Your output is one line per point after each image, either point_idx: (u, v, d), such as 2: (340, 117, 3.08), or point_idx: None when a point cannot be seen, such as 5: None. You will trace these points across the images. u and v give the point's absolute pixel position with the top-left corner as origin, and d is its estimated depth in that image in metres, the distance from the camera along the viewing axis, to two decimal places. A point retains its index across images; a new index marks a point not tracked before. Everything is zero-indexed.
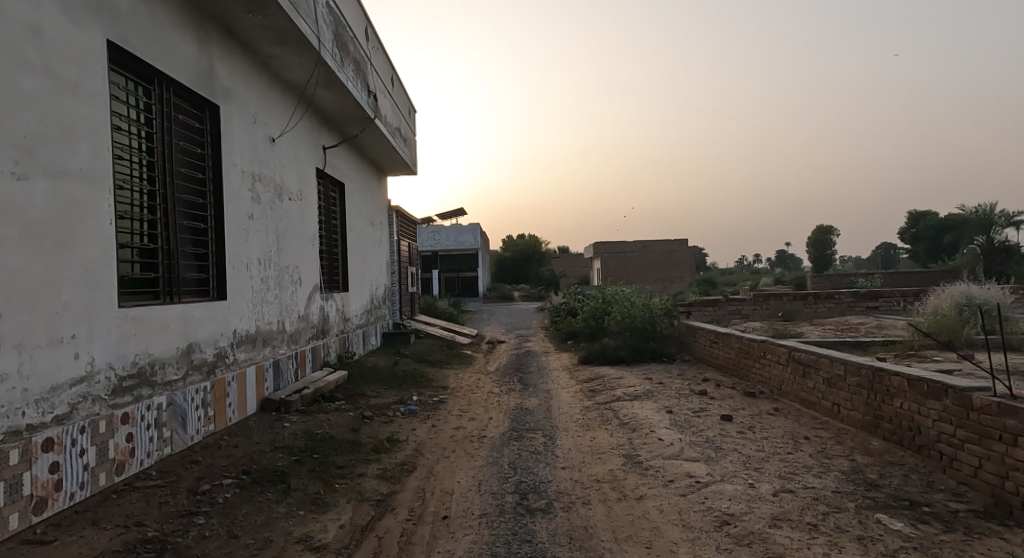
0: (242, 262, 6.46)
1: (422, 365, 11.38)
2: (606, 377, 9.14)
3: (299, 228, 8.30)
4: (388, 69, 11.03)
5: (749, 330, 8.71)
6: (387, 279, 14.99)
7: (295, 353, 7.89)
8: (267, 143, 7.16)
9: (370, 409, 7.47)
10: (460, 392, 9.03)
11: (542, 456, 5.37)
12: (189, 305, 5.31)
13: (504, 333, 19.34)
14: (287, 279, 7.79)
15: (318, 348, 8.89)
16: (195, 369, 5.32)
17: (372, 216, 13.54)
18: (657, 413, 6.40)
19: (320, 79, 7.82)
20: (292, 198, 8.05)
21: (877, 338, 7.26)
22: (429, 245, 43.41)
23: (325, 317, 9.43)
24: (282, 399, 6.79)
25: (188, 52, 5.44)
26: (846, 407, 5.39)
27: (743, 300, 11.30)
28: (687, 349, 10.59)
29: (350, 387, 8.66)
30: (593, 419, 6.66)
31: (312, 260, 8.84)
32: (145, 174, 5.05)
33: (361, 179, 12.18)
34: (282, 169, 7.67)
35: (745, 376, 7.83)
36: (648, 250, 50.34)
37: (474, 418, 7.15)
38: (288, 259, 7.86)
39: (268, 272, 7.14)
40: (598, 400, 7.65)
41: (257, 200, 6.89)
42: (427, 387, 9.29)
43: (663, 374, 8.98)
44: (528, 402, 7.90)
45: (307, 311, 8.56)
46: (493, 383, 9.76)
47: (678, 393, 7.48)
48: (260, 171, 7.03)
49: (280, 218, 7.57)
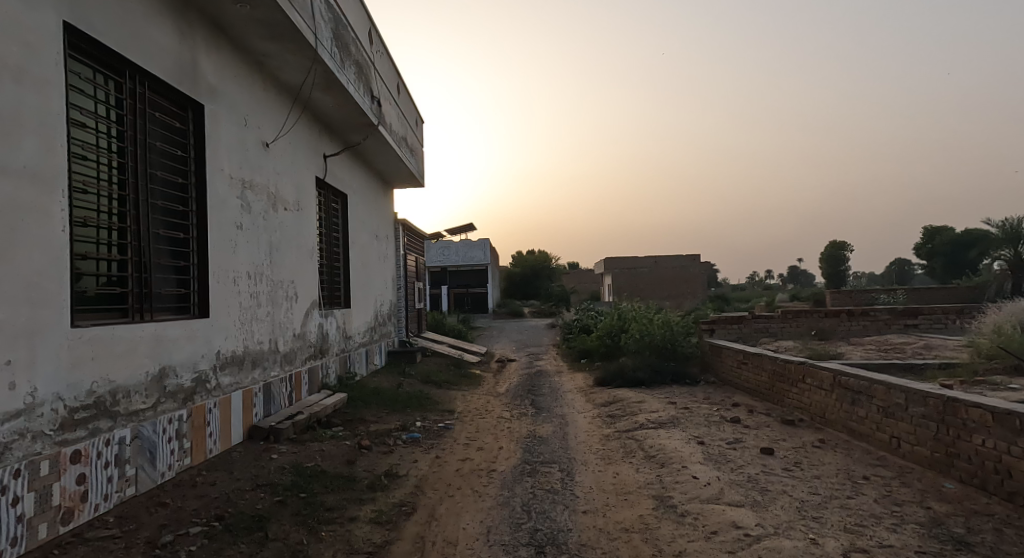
0: (229, 276, 5.89)
1: (427, 387, 10.74)
2: (625, 400, 8.46)
3: (295, 241, 7.77)
4: (393, 75, 10.57)
5: (781, 350, 8.02)
6: (392, 295, 14.43)
7: (289, 376, 7.30)
8: (259, 148, 6.63)
9: (369, 437, 6.83)
10: (467, 416, 8.39)
11: (560, 497, 4.71)
12: (163, 323, 4.73)
13: (513, 351, 18.71)
14: (281, 295, 7.22)
15: (315, 369, 8.30)
16: (169, 396, 4.72)
17: (378, 229, 13.02)
18: (687, 445, 5.71)
19: (317, 81, 7.32)
20: (287, 208, 7.52)
21: (929, 360, 6.56)
22: (438, 261, 43.38)
23: (325, 336, 8.88)
24: (271, 427, 6.18)
25: (167, 44, 4.93)
26: (909, 441, 4.69)
27: (770, 317, 10.60)
28: (710, 370, 9.90)
29: (349, 411, 8.03)
30: (614, 450, 5.98)
31: (310, 274, 8.29)
32: (114, 176, 4.50)
33: (365, 190, 11.69)
34: (276, 176, 7.14)
35: (779, 402, 7.13)
36: (660, 265, 49.73)
37: (482, 447, 6.50)
38: (282, 273, 7.31)
39: (258, 288, 6.57)
40: (618, 427, 6.98)
41: (247, 208, 6.34)
42: (432, 410, 8.65)
43: (686, 397, 8.28)
44: (541, 429, 7.24)
45: (304, 329, 8.00)
46: (504, 406, 9.10)
47: (707, 419, 6.79)
48: (251, 177, 6.48)
49: (273, 229, 7.04)
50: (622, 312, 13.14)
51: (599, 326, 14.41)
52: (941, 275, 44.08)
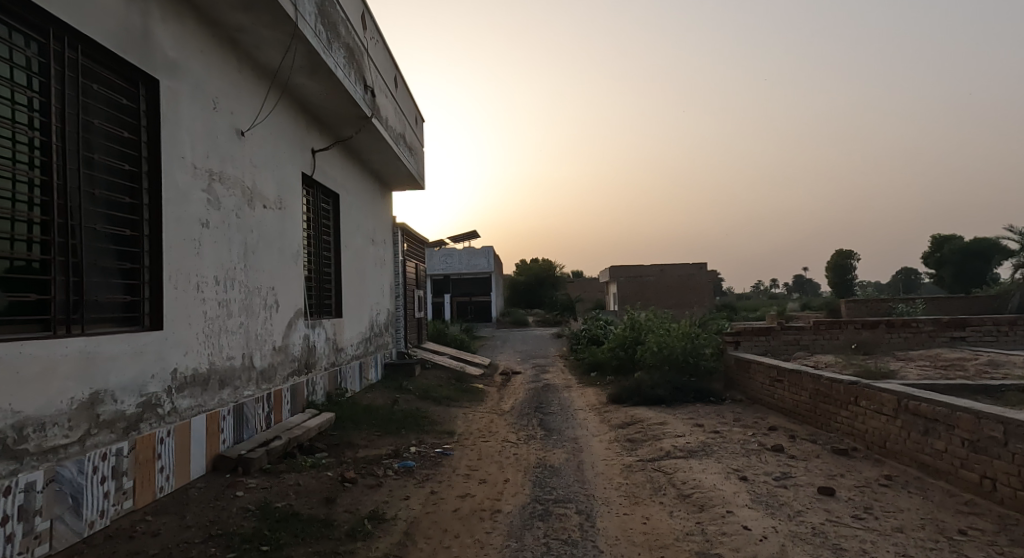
0: (191, 282, 5.06)
1: (426, 404, 9.88)
2: (645, 422, 7.57)
3: (276, 243, 6.95)
4: (389, 66, 9.80)
5: (822, 367, 7.13)
6: (390, 303, 13.60)
7: (266, 395, 6.45)
8: (231, 136, 5.82)
9: (355, 467, 5.97)
10: (469, 439, 7.51)
11: (579, 552, 3.83)
12: (97, 337, 3.87)
13: (517, 363, 17.84)
14: (257, 303, 6.39)
15: (299, 387, 7.45)
16: (103, 427, 3.87)
17: (374, 233, 12.22)
18: (727, 482, 4.83)
19: (300, 64, 6.51)
20: (266, 206, 6.70)
21: (1004, 380, 5.67)
22: (440, 269, 42.29)
23: (311, 349, 8.05)
24: (240, 457, 5.32)
25: (108, 3, 4.13)
26: (1012, 486, 3.81)
27: (802, 328, 9.59)
28: (736, 386, 9.00)
29: (335, 434, 7.16)
30: (640, 486, 5.10)
31: (294, 281, 7.46)
32: (34, 158, 3.67)
33: (360, 191, 10.89)
34: (253, 170, 6.33)
35: (825, 427, 6.24)
36: (666, 274, 48.83)
37: (486, 480, 5.63)
38: (260, 279, 6.48)
39: (228, 295, 5.73)
40: (641, 455, 6.10)
41: (216, 204, 5.52)
42: (430, 432, 7.78)
43: (714, 419, 7.39)
44: (553, 456, 6.36)
45: (286, 342, 7.16)
46: (509, 427, 8.22)
47: (744, 447, 5.90)
48: (222, 168, 5.67)
49: (249, 228, 6.22)
50: (635, 322, 12.27)
51: (611, 337, 13.53)
52: (947, 285, 43.21)
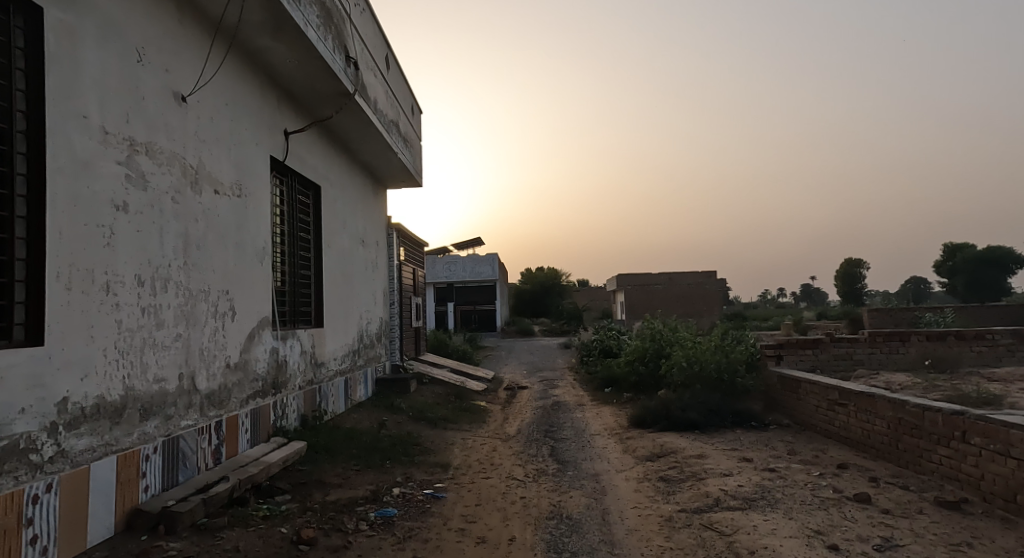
0: (98, 281, 3.84)
1: (419, 427, 8.61)
2: (680, 455, 6.28)
3: (232, 237, 5.74)
4: (377, 41, 8.65)
5: (899, 389, 5.83)
6: (383, 312, 12.36)
7: (213, 424, 5.21)
8: (163, 99, 4.62)
9: (321, 518, 4.71)
10: (468, 476, 6.24)
11: None
12: None
13: (523, 376, 16.59)
14: (202, 310, 5.17)
15: (261, 411, 6.21)
16: None
17: (365, 233, 11.00)
18: (811, 553, 3.56)
19: (258, 16, 5.33)
20: (217, 191, 5.49)
21: None
22: (444, 275, 41.30)
23: (280, 365, 6.83)
24: (163, 511, 4.07)
25: None
26: None
27: (855, 340, 8.23)
28: (780, 409, 7.69)
29: (304, 470, 5.90)
30: (689, 552, 3.84)
31: (256, 284, 6.23)
32: None
33: (346, 185, 9.69)
34: (197, 145, 5.13)
35: (915, 467, 4.94)
36: (675, 283, 47.49)
37: (486, 538, 4.38)
38: (207, 281, 5.26)
39: (159, 301, 4.50)
40: (682, 503, 4.82)
41: (140, 181, 4.30)
42: (421, 466, 6.51)
43: (764, 452, 6.09)
44: (569, 502, 5.10)
45: (244, 357, 5.92)
46: (515, 458, 6.95)
47: (815, 495, 4.62)
48: (150, 138, 4.46)
49: (191, 217, 5.00)
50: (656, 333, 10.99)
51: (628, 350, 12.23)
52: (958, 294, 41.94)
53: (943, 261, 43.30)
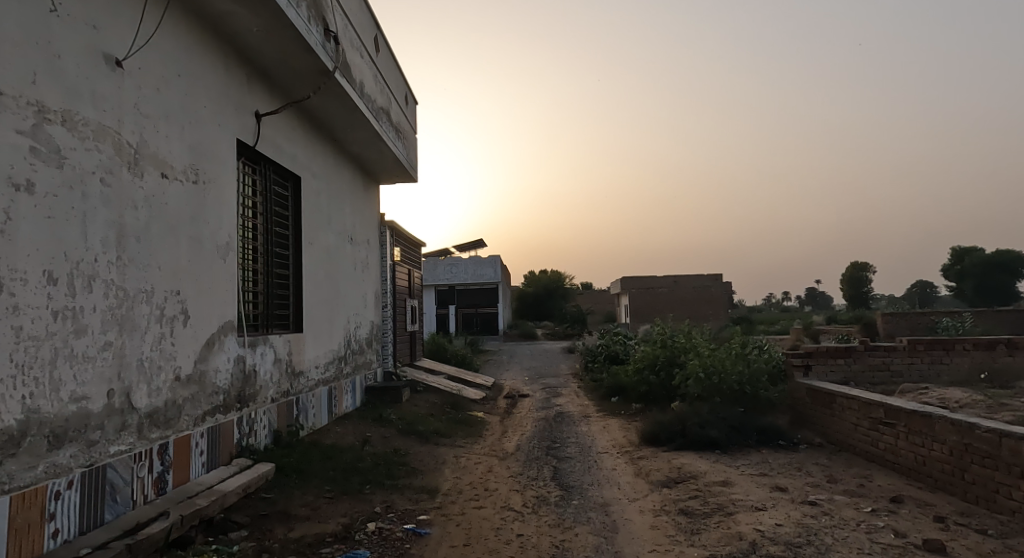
0: None
1: (409, 443, 7.81)
2: (701, 481, 5.47)
3: (184, 229, 4.96)
4: (361, 18, 7.90)
5: (959, 408, 5.02)
6: (375, 315, 11.58)
7: (155, 449, 4.43)
8: (87, 59, 3.85)
9: None
10: (458, 505, 5.44)
11: None
12: None
13: (525, 384, 15.76)
14: (144, 314, 4.38)
15: (221, 430, 5.42)
16: None
17: (353, 231, 10.23)
18: None
19: None
20: (165, 175, 4.71)
21: None
22: (446, 278, 40.53)
23: (247, 376, 6.05)
24: None
25: None
26: None
27: (893, 348, 7.37)
28: (810, 426, 6.88)
29: (269, 498, 5.12)
30: None
31: (217, 284, 5.45)
32: None
33: (331, 177, 8.93)
34: (137, 118, 4.35)
35: (991, 505, 4.12)
36: (681, 286, 46.62)
37: None
38: (150, 279, 4.47)
39: (78, 302, 3.71)
40: (710, 547, 4.01)
41: (50, 156, 3.52)
42: (405, 493, 5.72)
43: (799, 479, 5.28)
44: (575, 543, 4.29)
45: (201, 369, 5.14)
46: (513, 481, 6.15)
47: (873, 541, 3.80)
48: (68, 105, 3.69)
49: (127, 202, 4.22)
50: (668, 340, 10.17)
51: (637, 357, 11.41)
52: (969, 298, 40.91)
53: (952, 266, 42.35)
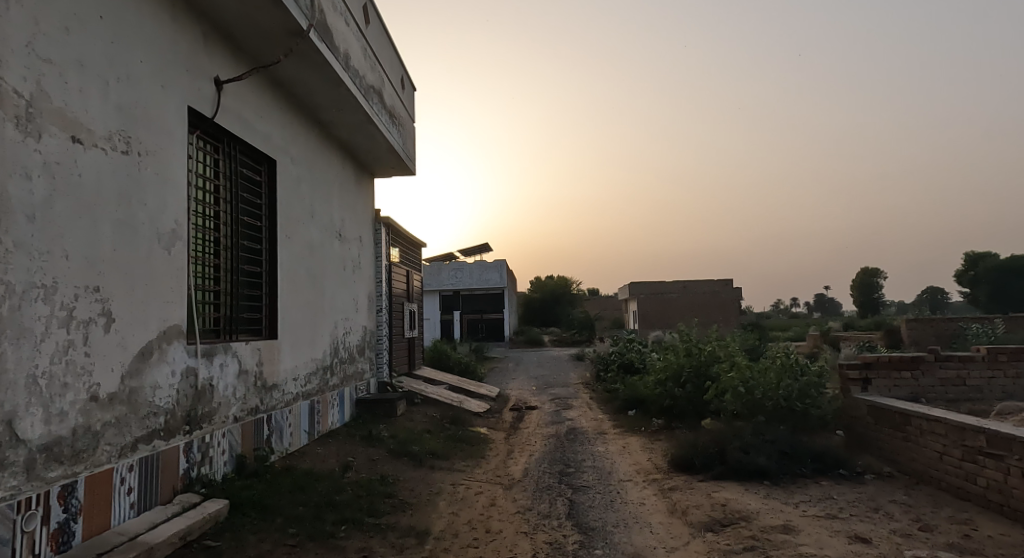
0: None
1: (400, 468, 6.77)
2: (755, 526, 4.39)
3: (107, 209, 3.93)
4: None
5: None
6: (367, 321, 10.54)
7: (53, 491, 3.38)
8: None
9: None
10: (453, 553, 4.39)
11: None
12: None
13: (532, 394, 14.71)
14: (37, 315, 3.34)
15: (161, 460, 4.39)
16: None
17: (342, 226, 9.22)
18: None
19: None
20: (76, 137, 3.68)
21: None
22: (450, 283, 39.53)
23: (201, 392, 5.02)
24: None
25: None
26: None
27: (969, 358, 6.25)
28: (874, 452, 5.79)
29: (216, 548, 4.08)
30: None
31: (156, 280, 4.42)
32: None
33: (313, 164, 7.92)
34: (28, 60, 3.34)
35: None
36: (690, 291, 45.47)
37: None
38: (48, 269, 3.43)
39: None
40: None
41: None
42: (389, 536, 4.67)
43: (882, 525, 4.20)
44: None
45: (131, 385, 4.10)
46: (521, 520, 5.09)
47: None
48: None
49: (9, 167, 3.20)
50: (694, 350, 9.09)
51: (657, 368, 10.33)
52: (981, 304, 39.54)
53: (965, 271, 41.03)
